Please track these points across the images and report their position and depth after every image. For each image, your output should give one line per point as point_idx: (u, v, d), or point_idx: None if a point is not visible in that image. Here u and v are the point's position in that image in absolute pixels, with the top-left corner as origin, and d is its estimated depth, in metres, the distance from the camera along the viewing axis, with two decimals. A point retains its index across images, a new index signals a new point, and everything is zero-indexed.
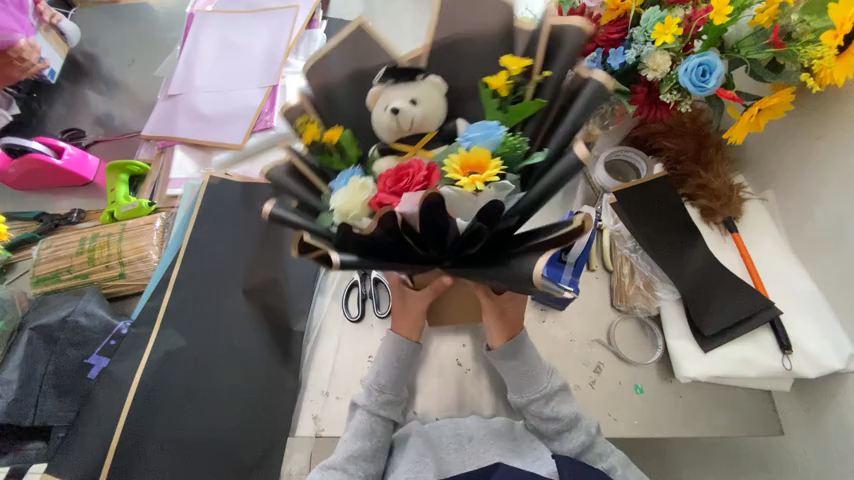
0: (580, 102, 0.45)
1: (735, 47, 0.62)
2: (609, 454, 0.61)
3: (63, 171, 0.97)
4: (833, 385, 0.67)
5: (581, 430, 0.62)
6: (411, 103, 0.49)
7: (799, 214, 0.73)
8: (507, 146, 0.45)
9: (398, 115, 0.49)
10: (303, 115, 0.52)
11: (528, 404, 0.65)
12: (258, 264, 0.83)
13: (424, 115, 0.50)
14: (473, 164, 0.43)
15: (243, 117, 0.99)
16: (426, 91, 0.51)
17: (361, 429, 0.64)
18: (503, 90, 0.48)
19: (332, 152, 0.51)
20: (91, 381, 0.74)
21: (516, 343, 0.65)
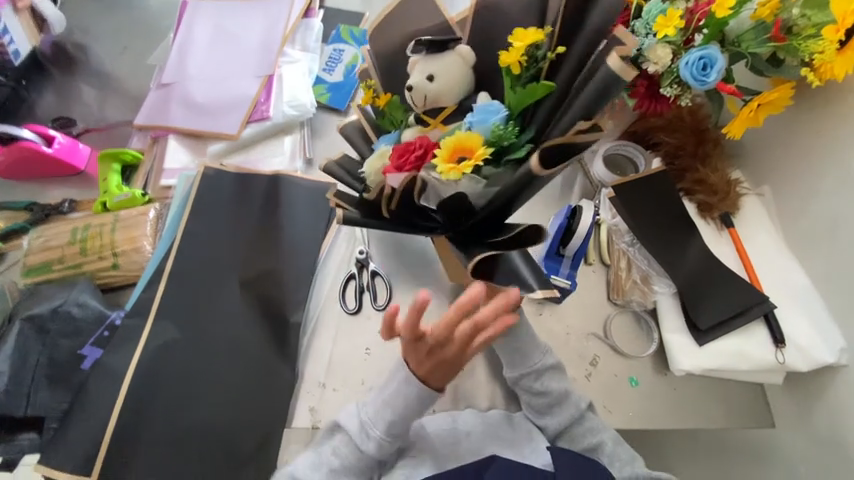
0: (589, 91, 0.47)
1: (735, 41, 0.60)
2: (599, 430, 0.64)
3: (54, 160, 0.95)
4: (825, 378, 0.68)
5: (569, 405, 0.64)
6: (428, 79, 0.56)
7: (796, 210, 0.73)
8: (495, 135, 0.51)
9: (413, 91, 0.57)
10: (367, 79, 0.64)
11: (520, 379, 0.66)
12: (255, 255, 0.82)
13: (438, 91, 0.56)
14: (460, 150, 0.49)
15: (238, 107, 0.97)
16: (446, 66, 0.56)
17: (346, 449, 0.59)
18: (516, 67, 0.52)
19: (385, 115, 0.64)
20: (85, 372, 0.73)
21: (514, 336, 0.64)
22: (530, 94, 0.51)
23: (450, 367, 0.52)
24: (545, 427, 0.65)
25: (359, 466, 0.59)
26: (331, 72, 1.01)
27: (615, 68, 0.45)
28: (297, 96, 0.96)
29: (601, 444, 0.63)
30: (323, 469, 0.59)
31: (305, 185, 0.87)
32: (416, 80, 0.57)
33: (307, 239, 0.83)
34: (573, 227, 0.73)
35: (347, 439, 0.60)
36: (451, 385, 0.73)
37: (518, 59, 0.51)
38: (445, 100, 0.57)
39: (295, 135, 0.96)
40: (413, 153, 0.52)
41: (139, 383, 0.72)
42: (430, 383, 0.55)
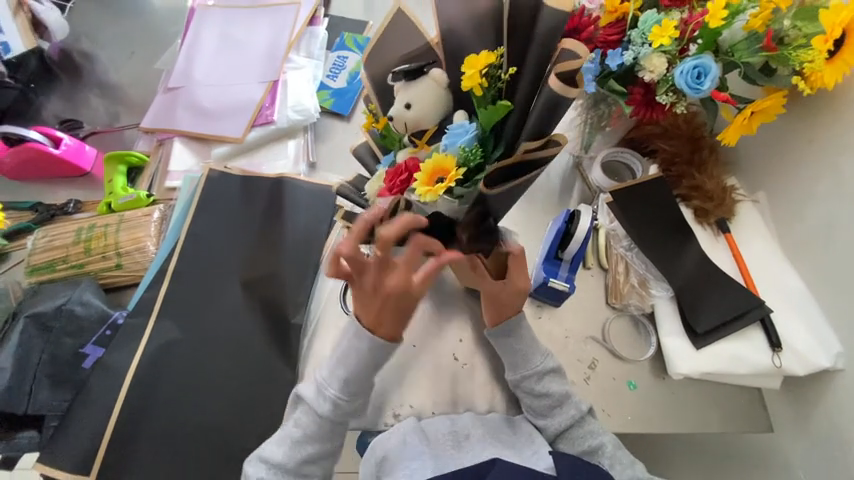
0: (539, 109, 0.54)
1: (729, 50, 0.62)
2: (599, 432, 0.64)
3: (61, 161, 0.97)
4: (821, 383, 0.69)
5: (570, 407, 0.65)
6: (406, 108, 0.59)
7: (790, 216, 0.74)
8: (464, 155, 0.55)
9: (395, 120, 0.61)
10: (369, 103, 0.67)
11: (522, 381, 0.67)
12: (257, 257, 0.83)
13: (417, 117, 0.59)
14: (436, 173, 0.53)
15: (243, 111, 0.99)
16: (420, 92, 0.59)
17: (308, 424, 0.60)
18: (479, 89, 0.55)
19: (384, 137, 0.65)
20: (86, 371, 0.74)
21: (516, 334, 0.66)
22: (495, 115, 0.54)
23: (398, 312, 0.54)
24: (545, 428, 0.65)
25: (320, 434, 0.59)
26: (334, 78, 1.03)
27: (557, 89, 0.53)
28: (301, 101, 0.99)
29: (602, 446, 0.63)
30: (287, 442, 0.60)
31: (307, 188, 0.89)
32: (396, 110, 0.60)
33: (309, 241, 0.84)
34: (571, 232, 0.74)
35: (307, 408, 0.61)
36: (450, 387, 0.73)
37: (478, 83, 0.54)
38: (424, 123, 0.60)
39: (299, 139, 0.98)
40: (399, 176, 0.56)
41: (140, 382, 0.72)
42: (379, 331, 0.56)
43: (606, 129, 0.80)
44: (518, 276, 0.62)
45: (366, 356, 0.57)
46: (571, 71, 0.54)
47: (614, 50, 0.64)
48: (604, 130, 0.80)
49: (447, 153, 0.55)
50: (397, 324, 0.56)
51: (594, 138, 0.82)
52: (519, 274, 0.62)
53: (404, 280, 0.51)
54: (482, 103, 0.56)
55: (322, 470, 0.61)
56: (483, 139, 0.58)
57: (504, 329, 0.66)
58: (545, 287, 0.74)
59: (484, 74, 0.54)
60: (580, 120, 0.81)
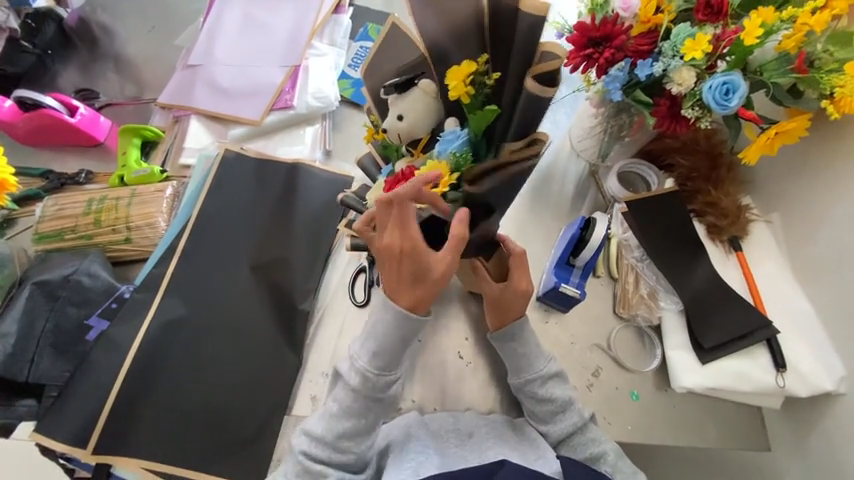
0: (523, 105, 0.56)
1: (758, 69, 0.63)
2: (600, 440, 0.64)
3: (76, 131, 0.96)
4: (823, 407, 0.69)
5: (573, 414, 0.65)
6: (398, 119, 0.61)
7: (803, 239, 0.75)
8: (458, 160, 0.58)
9: (389, 131, 0.63)
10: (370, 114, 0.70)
11: (525, 385, 0.67)
12: (268, 241, 0.82)
13: (410, 127, 0.61)
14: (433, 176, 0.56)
15: (263, 94, 0.99)
16: (411, 103, 0.60)
17: (350, 408, 0.59)
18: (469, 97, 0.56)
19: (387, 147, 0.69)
20: (89, 343, 0.73)
21: (519, 338, 0.66)
22: (483, 120, 0.56)
23: (413, 278, 0.54)
24: (549, 434, 0.65)
25: (357, 408, 0.59)
26: (356, 68, 1.03)
27: (534, 89, 0.55)
28: (321, 89, 0.98)
29: (604, 454, 0.62)
30: (326, 415, 0.61)
31: (322, 176, 0.88)
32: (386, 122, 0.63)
33: (321, 229, 0.84)
34: (585, 238, 0.73)
35: (344, 386, 0.61)
36: (452, 384, 0.74)
37: (464, 92, 0.55)
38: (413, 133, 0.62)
39: (316, 127, 0.97)
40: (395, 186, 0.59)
41: (143, 358, 0.72)
42: (399, 302, 0.57)
43: (625, 138, 0.81)
44: (519, 275, 0.63)
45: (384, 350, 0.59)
46: (548, 72, 0.56)
47: (644, 60, 0.64)
48: (623, 139, 0.81)
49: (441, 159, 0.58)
50: (415, 291, 0.56)
51: (612, 147, 0.83)
52: (520, 274, 0.63)
53: (418, 239, 0.52)
54: (468, 109, 0.57)
55: (360, 447, 0.60)
56: (475, 143, 0.59)
57: (508, 333, 0.66)
58: (555, 292, 0.74)
59: (470, 81, 0.56)
60: (600, 128, 0.81)
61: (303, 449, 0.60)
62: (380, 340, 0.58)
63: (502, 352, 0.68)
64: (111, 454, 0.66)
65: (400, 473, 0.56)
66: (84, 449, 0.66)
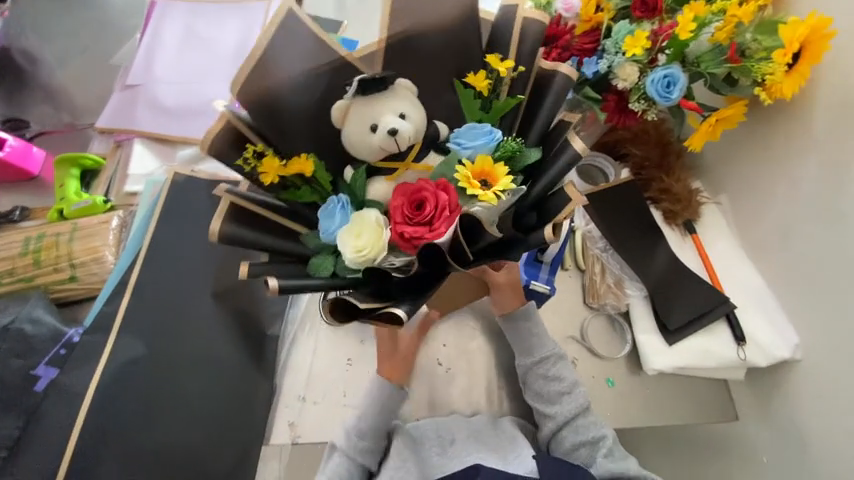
0: (550, 98, 0.54)
1: (696, 61, 0.66)
2: (600, 424, 0.65)
3: (5, 165, 0.88)
4: (783, 373, 0.73)
5: (579, 395, 0.67)
6: (402, 119, 0.51)
7: (752, 216, 0.79)
8: (505, 149, 0.50)
9: (398, 135, 0.51)
10: (251, 146, 0.50)
11: (537, 365, 0.68)
12: (228, 265, 0.78)
13: (416, 126, 0.52)
14: (483, 172, 0.48)
15: (211, 111, 0.94)
16: (403, 100, 0.52)
17: (337, 472, 0.64)
18: (486, 91, 0.53)
19: (299, 185, 0.52)
20: (38, 395, 0.67)
21: (532, 319, 0.69)
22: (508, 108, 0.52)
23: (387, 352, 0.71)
24: (554, 415, 0.66)
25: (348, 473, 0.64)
26: None
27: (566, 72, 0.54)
28: None
29: (602, 437, 0.64)
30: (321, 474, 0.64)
31: None
32: (359, 131, 0.51)
33: None
34: None
35: (342, 459, 0.65)
36: (432, 392, 0.73)
37: (486, 84, 0.52)
38: (413, 140, 0.53)
39: None
40: (434, 200, 0.45)
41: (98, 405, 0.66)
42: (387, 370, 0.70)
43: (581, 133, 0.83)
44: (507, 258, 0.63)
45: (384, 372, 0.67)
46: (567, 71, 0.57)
47: (590, 58, 0.67)
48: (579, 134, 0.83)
49: (480, 155, 0.50)
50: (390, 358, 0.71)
51: None
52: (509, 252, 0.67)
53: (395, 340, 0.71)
54: (473, 110, 0.52)
55: None
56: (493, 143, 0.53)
57: (527, 309, 0.69)
58: (527, 290, 0.75)
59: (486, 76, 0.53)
60: None
61: None
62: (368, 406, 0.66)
63: (515, 333, 0.70)
64: None
65: None
66: None
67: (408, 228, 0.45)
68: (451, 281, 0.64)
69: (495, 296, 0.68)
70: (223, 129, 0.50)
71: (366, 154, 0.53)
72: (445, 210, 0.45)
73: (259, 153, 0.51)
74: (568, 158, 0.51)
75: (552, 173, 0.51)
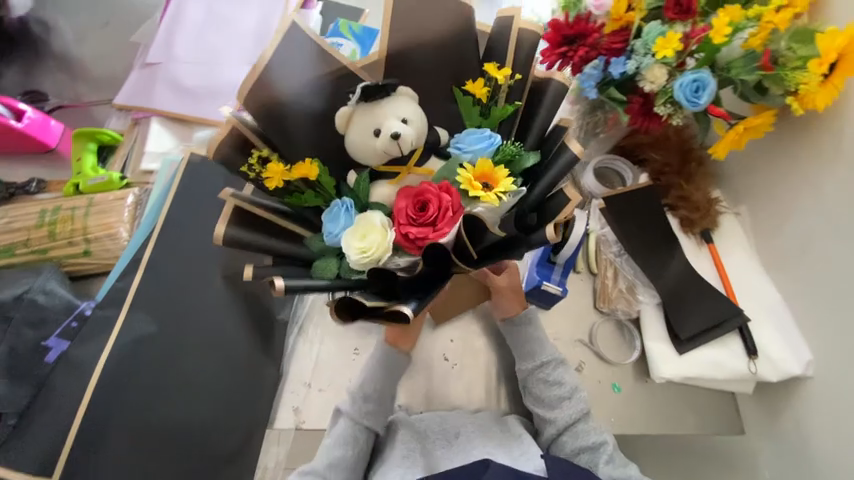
0: (547, 99, 0.55)
1: (725, 67, 0.65)
2: (600, 430, 0.63)
3: (22, 136, 0.88)
4: (793, 388, 0.73)
5: (580, 400, 0.65)
6: (404, 124, 0.51)
7: (772, 228, 0.78)
8: (505, 153, 0.50)
9: (400, 140, 0.50)
10: (256, 151, 0.50)
11: (538, 369, 0.67)
12: (240, 248, 0.78)
13: (418, 131, 0.52)
14: (484, 175, 0.48)
15: (229, 95, 0.94)
16: (404, 105, 0.52)
17: (342, 436, 0.62)
18: (485, 98, 0.53)
19: (304, 189, 0.52)
20: (48, 366, 0.67)
21: (535, 323, 0.70)
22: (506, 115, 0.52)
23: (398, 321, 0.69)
24: (554, 420, 0.64)
25: (345, 436, 0.62)
26: None
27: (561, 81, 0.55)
28: None
29: (603, 444, 0.61)
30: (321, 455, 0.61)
31: None
32: (362, 137, 0.51)
33: None
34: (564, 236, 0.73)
35: (349, 422, 0.63)
36: (436, 386, 0.74)
37: (484, 92, 0.52)
38: (415, 146, 0.53)
39: None
40: (436, 201, 0.46)
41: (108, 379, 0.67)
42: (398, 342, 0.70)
43: (601, 135, 0.82)
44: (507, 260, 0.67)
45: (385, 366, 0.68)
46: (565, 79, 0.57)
47: (617, 58, 0.65)
48: (598, 136, 0.82)
49: (480, 159, 0.49)
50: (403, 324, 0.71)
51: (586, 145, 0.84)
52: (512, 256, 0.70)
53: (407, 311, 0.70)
54: (473, 119, 0.53)
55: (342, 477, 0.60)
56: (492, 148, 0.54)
57: (527, 315, 0.70)
58: (538, 290, 0.74)
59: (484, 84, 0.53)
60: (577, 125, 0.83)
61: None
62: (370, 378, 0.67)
63: (514, 338, 0.70)
64: None
65: None
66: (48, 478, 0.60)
67: (413, 230, 0.45)
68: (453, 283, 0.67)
69: (499, 299, 0.70)
70: (230, 134, 0.49)
71: (369, 159, 0.53)
72: (448, 211, 0.46)
73: (265, 159, 0.51)
74: (566, 160, 0.50)
75: (550, 175, 0.51)
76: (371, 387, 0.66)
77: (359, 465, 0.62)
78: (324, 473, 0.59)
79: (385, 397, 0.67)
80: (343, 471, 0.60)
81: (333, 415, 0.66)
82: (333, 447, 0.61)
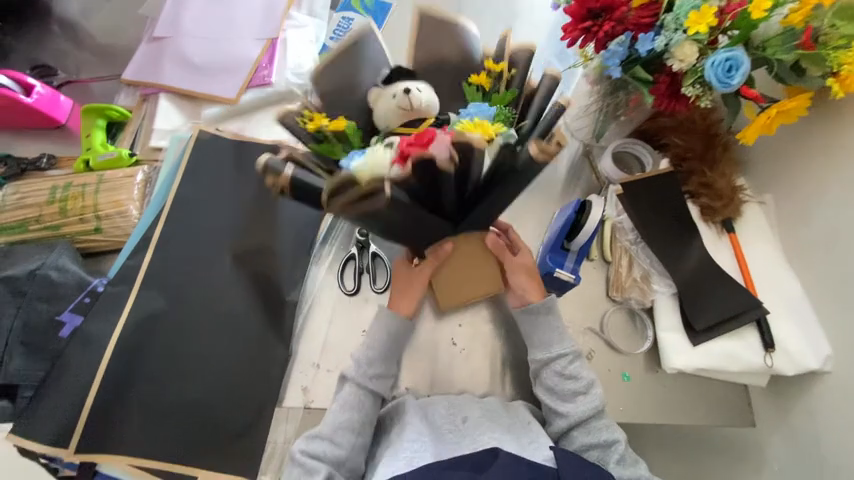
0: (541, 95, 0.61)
1: (762, 45, 0.61)
2: (613, 428, 0.62)
3: (32, 112, 0.88)
4: (809, 383, 0.71)
5: (595, 397, 0.64)
6: (417, 91, 0.60)
7: (797, 219, 0.75)
8: (501, 116, 0.58)
9: (411, 99, 0.59)
10: (303, 111, 0.61)
11: (552, 361, 0.66)
12: (250, 228, 0.78)
13: (429, 98, 0.60)
14: (479, 125, 0.53)
15: (238, 70, 0.92)
16: (419, 83, 0.61)
17: (349, 401, 0.64)
18: (487, 86, 0.62)
19: (332, 139, 0.58)
20: (62, 340, 0.68)
21: (555, 312, 0.69)
22: (505, 99, 0.61)
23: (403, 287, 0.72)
24: (567, 414, 0.63)
25: (352, 401, 0.64)
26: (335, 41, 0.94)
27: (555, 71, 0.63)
28: (301, 64, 0.92)
29: (615, 442, 0.61)
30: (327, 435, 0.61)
31: None
32: (384, 104, 0.60)
33: (306, 216, 0.80)
34: (580, 223, 0.72)
35: (354, 389, 0.65)
36: (444, 369, 0.74)
37: (486, 80, 0.62)
38: (425, 111, 0.60)
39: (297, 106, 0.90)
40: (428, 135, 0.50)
41: (120, 354, 0.68)
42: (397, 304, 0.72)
43: (621, 119, 0.80)
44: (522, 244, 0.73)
45: (392, 334, 0.69)
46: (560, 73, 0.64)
47: (646, 34, 0.61)
48: (619, 119, 0.80)
49: (480, 117, 0.56)
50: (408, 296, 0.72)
51: (606, 126, 0.80)
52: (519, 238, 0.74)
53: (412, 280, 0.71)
54: (476, 99, 0.61)
55: (351, 439, 0.61)
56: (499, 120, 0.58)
57: (546, 305, 0.68)
58: (551, 277, 0.73)
59: (487, 74, 0.62)
60: (596, 107, 0.79)
61: (301, 447, 0.60)
62: (380, 347, 0.68)
63: (530, 329, 0.69)
64: (95, 453, 0.63)
65: (395, 463, 0.56)
66: (66, 448, 0.63)
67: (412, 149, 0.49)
68: (461, 254, 0.70)
69: (514, 278, 0.71)
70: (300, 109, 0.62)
71: (384, 126, 0.61)
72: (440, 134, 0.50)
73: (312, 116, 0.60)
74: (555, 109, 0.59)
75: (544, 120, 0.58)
76: (376, 351, 0.67)
77: (365, 427, 0.63)
78: (330, 435, 0.61)
79: (390, 360, 0.69)
80: (350, 433, 0.62)
81: (339, 381, 0.67)
82: (338, 412, 0.63)
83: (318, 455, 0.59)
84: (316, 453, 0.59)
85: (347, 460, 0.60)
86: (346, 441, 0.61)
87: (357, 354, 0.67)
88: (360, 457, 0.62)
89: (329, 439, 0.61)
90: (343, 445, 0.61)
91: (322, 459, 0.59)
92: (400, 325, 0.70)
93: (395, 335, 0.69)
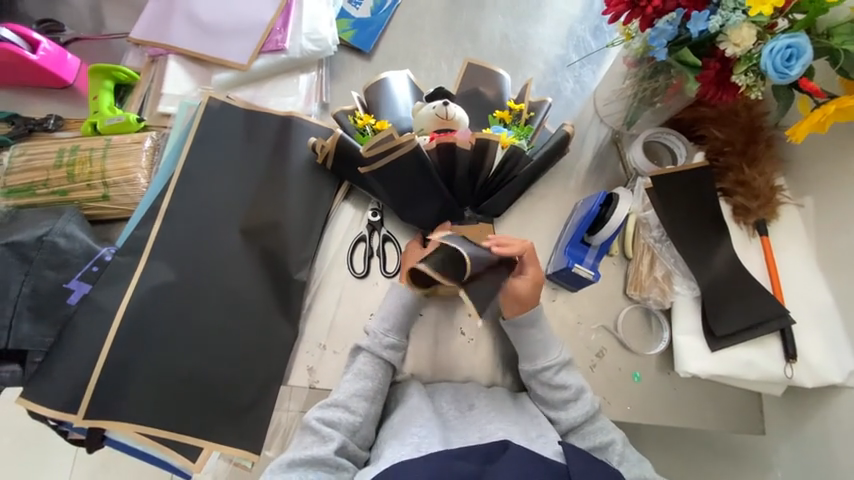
0: (557, 136, 0.74)
1: (825, 34, 0.55)
2: (608, 429, 0.61)
3: (39, 70, 0.84)
4: (828, 396, 0.68)
5: (585, 403, 0.62)
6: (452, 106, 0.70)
7: (835, 226, 0.70)
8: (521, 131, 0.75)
9: (444, 112, 0.69)
10: (353, 115, 0.78)
11: (538, 372, 0.65)
12: (260, 203, 0.76)
13: (459, 115, 0.70)
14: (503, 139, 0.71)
15: (250, 33, 0.87)
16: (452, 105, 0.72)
17: (365, 370, 0.63)
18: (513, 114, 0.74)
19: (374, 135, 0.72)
20: (71, 308, 0.67)
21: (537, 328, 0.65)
22: (523, 131, 0.75)
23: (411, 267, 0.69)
24: (558, 421, 0.63)
25: (369, 371, 0.63)
26: (357, 6, 0.93)
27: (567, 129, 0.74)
28: (317, 29, 0.87)
29: (611, 443, 0.59)
30: (342, 409, 0.60)
31: (318, 131, 0.80)
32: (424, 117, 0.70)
33: (316, 194, 0.77)
34: (606, 217, 0.68)
35: (369, 358, 0.64)
36: (450, 357, 0.73)
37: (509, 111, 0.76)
38: (457, 123, 0.70)
39: (313, 74, 0.88)
40: (454, 132, 0.69)
41: (128, 326, 0.68)
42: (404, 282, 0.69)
43: (656, 106, 0.73)
44: (533, 267, 0.64)
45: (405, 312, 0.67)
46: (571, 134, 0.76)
47: (700, 12, 0.54)
48: (654, 106, 0.73)
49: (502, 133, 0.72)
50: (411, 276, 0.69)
51: (641, 113, 0.75)
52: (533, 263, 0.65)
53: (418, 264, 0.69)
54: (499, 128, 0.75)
55: (367, 407, 0.62)
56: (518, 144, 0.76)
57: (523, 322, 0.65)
58: (569, 273, 0.70)
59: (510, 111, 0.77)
60: (631, 91, 0.73)
61: (316, 415, 0.59)
62: (398, 319, 0.67)
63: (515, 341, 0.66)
64: (105, 420, 0.64)
65: (402, 449, 0.55)
66: (76, 414, 0.64)
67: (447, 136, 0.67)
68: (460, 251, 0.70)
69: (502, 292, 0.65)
70: (339, 115, 0.78)
71: (420, 130, 0.71)
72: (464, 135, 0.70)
73: (358, 118, 0.77)
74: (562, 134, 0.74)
75: (547, 146, 0.74)
76: (391, 322, 0.66)
77: (378, 396, 0.63)
78: (345, 402, 0.61)
79: (403, 331, 0.67)
80: (364, 400, 0.62)
81: (352, 351, 0.66)
82: (353, 380, 0.63)
83: (333, 422, 0.59)
84: (332, 420, 0.59)
85: (361, 427, 0.60)
86: (361, 407, 0.61)
87: (371, 325, 0.66)
88: (372, 425, 0.62)
89: (344, 406, 0.61)
90: (359, 410, 0.61)
91: (338, 426, 0.59)
92: (410, 301, 0.68)
93: (409, 308, 0.68)
